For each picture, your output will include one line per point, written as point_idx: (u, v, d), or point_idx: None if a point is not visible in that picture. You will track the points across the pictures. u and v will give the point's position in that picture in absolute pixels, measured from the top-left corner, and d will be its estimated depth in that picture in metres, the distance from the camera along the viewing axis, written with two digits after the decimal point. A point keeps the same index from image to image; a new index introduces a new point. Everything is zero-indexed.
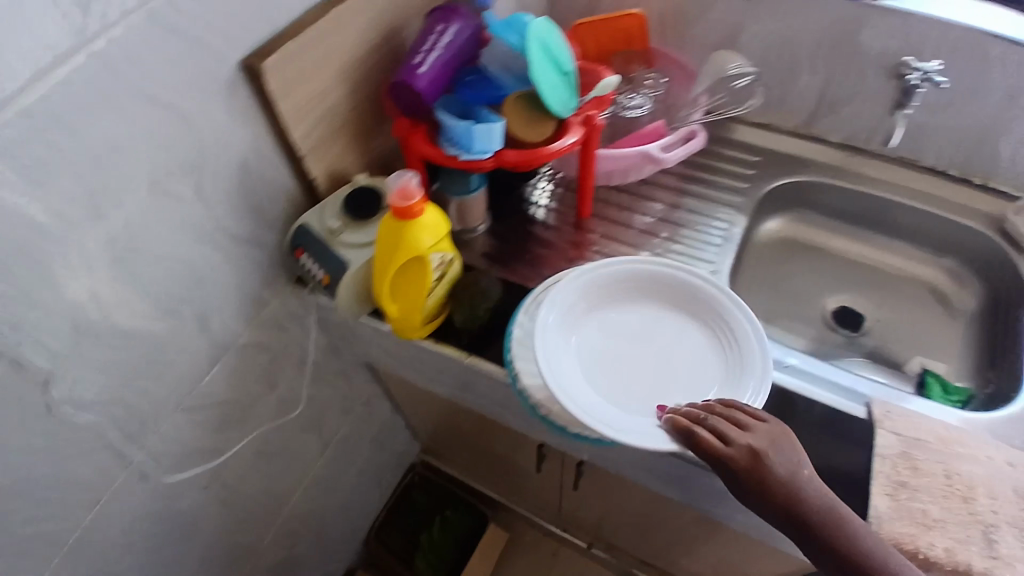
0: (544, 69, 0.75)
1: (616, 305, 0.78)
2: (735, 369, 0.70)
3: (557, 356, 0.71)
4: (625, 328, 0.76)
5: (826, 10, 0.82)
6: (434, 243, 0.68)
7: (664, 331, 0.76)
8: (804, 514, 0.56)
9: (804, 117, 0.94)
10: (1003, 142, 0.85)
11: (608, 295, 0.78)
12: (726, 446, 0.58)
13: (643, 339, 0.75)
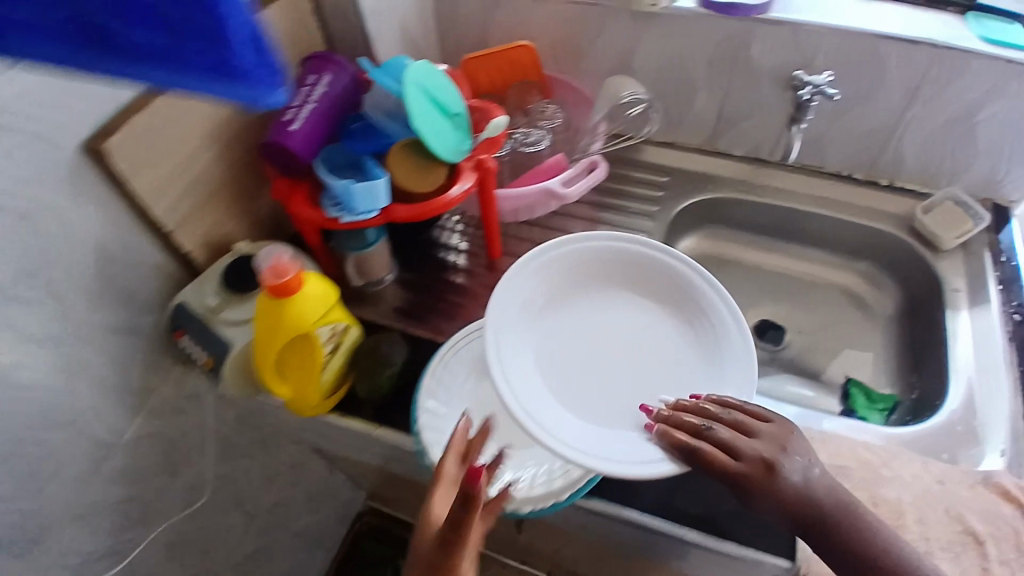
0: (426, 115, 0.71)
1: (579, 298, 0.73)
2: (713, 356, 0.67)
3: (518, 365, 0.64)
4: (591, 324, 0.71)
5: (715, 27, 0.80)
6: (323, 317, 0.63)
7: (632, 321, 0.71)
8: (820, 517, 0.56)
9: (708, 131, 0.93)
10: (903, 143, 0.85)
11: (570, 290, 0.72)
12: (736, 460, 0.56)
13: (613, 338, 0.70)
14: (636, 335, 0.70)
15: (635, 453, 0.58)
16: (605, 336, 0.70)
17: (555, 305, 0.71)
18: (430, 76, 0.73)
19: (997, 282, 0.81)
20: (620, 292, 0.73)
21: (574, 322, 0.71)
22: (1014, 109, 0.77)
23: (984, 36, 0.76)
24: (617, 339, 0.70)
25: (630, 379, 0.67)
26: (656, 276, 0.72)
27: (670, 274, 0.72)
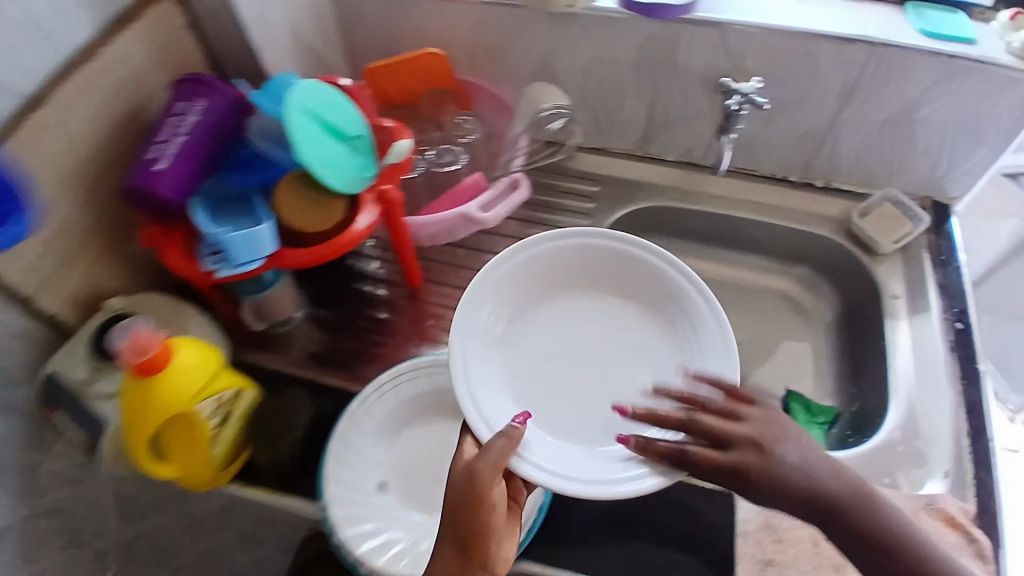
0: (316, 146, 0.63)
1: (544, 297, 0.66)
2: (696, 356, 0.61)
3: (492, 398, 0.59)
4: (560, 326, 0.65)
5: (637, 28, 0.74)
6: (200, 388, 0.58)
7: (603, 317, 0.65)
8: (833, 511, 0.52)
9: (638, 136, 0.87)
10: (839, 144, 0.81)
11: (533, 291, 0.65)
12: (724, 453, 0.52)
13: (587, 338, 0.64)
14: (612, 340, 0.64)
15: (631, 482, 0.53)
16: (579, 344, 0.64)
17: (520, 310, 0.65)
18: (321, 99, 0.65)
19: (937, 287, 0.77)
20: (591, 292, 0.66)
21: (544, 334, 0.65)
22: (951, 108, 0.74)
23: (922, 28, 0.71)
24: (593, 346, 0.64)
25: (610, 394, 0.61)
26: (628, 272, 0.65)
27: (641, 266, 0.65)
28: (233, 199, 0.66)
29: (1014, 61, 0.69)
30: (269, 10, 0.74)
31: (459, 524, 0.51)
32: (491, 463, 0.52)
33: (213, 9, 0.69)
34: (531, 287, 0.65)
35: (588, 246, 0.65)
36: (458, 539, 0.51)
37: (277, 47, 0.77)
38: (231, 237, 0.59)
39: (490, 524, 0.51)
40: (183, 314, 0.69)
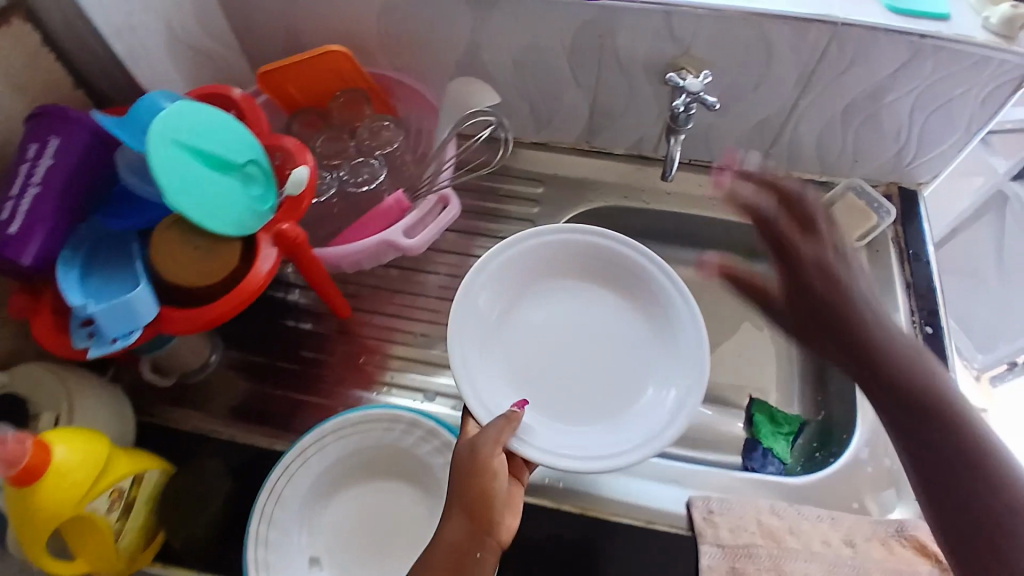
0: (193, 187, 0.54)
1: (521, 299, 0.68)
2: (664, 331, 0.66)
3: (491, 392, 0.62)
4: (541, 327, 0.67)
5: (569, 13, 0.64)
6: (89, 483, 0.52)
7: (576, 310, 0.68)
8: None
9: (581, 129, 0.78)
10: (799, 132, 0.73)
11: (509, 297, 0.67)
12: None
13: (567, 333, 0.67)
14: (599, 327, 0.67)
15: (655, 451, 0.58)
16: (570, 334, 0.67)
17: (501, 319, 0.67)
18: (199, 123, 0.55)
19: (904, 286, 0.73)
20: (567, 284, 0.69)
21: (534, 323, 0.68)
22: (920, 91, 0.66)
23: (888, 2, 0.63)
24: (584, 334, 0.67)
25: (600, 378, 0.65)
26: (607, 262, 0.68)
27: (599, 255, 0.68)
28: (112, 252, 0.58)
29: (993, 40, 0.61)
30: (130, 10, 0.61)
31: (463, 488, 0.51)
32: (491, 439, 0.53)
33: (56, 16, 0.57)
34: (507, 293, 0.67)
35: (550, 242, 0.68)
36: (459, 502, 0.51)
37: (149, 52, 0.65)
38: (101, 311, 0.52)
39: (493, 487, 0.51)
40: (65, 382, 0.60)
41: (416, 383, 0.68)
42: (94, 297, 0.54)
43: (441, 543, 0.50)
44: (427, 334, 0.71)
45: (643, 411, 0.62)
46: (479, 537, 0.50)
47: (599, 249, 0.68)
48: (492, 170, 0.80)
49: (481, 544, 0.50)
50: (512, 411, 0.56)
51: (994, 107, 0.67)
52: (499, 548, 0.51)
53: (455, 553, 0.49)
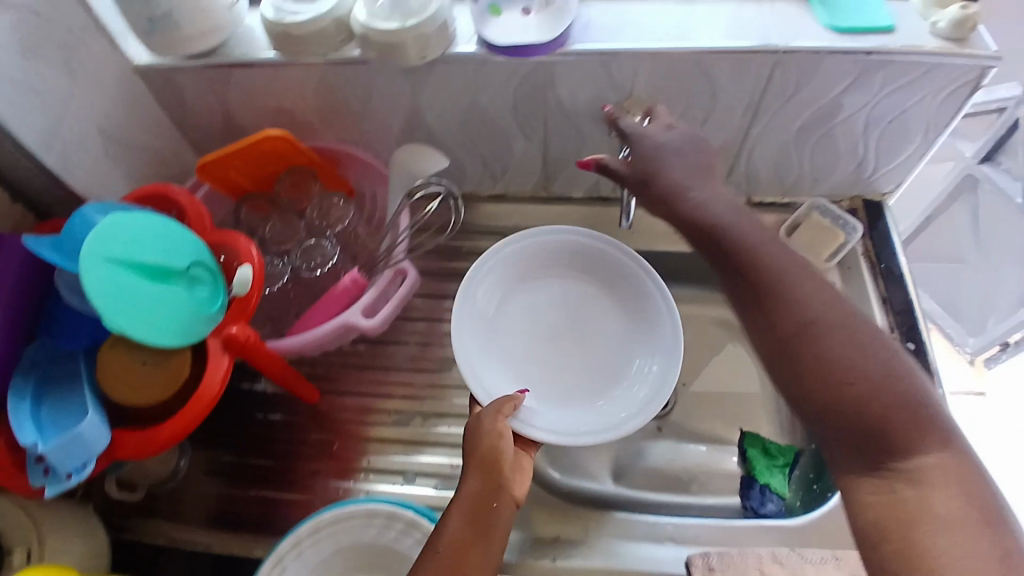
0: (132, 303, 0.51)
1: (503, 310, 0.68)
2: (628, 295, 0.68)
3: (490, 381, 0.64)
4: (528, 332, 0.68)
5: (508, 71, 0.62)
6: None
7: (552, 305, 0.69)
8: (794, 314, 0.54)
9: (538, 177, 0.77)
10: (755, 158, 0.72)
11: (492, 311, 0.68)
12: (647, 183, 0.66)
13: (551, 328, 0.68)
14: (581, 309, 0.69)
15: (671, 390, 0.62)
16: (563, 322, 0.69)
17: (493, 333, 0.67)
18: (132, 233, 0.53)
19: (880, 302, 0.73)
20: (536, 285, 0.70)
21: (519, 329, 0.68)
22: (873, 107, 0.65)
23: (830, 22, 0.61)
24: (570, 319, 0.69)
25: (595, 358, 0.67)
26: (592, 253, 0.69)
27: (556, 251, 0.70)
28: (62, 376, 0.56)
29: (944, 45, 0.60)
30: (55, 121, 0.59)
31: (475, 448, 0.54)
32: (490, 412, 0.57)
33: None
34: (490, 308, 0.68)
35: (512, 249, 0.69)
36: (473, 461, 0.54)
37: (81, 158, 0.63)
38: (53, 449, 0.49)
39: (500, 447, 0.54)
40: (32, 521, 0.57)
41: (395, 466, 0.66)
42: (46, 430, 0.52)
43: (458, 502, 0.52)
44: (402, 411, 0.69)
45: (641, 365, 0.65)
46: (493, 491, 0.53)
47: (555, 243, 0.70)
48: (452, 234, 0.78)
49: (495, 497, 0.53)
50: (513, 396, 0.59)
51: (949, 114, 0.65)
52: (515, 505, 0.53)
53: (472, 507, 0.52)
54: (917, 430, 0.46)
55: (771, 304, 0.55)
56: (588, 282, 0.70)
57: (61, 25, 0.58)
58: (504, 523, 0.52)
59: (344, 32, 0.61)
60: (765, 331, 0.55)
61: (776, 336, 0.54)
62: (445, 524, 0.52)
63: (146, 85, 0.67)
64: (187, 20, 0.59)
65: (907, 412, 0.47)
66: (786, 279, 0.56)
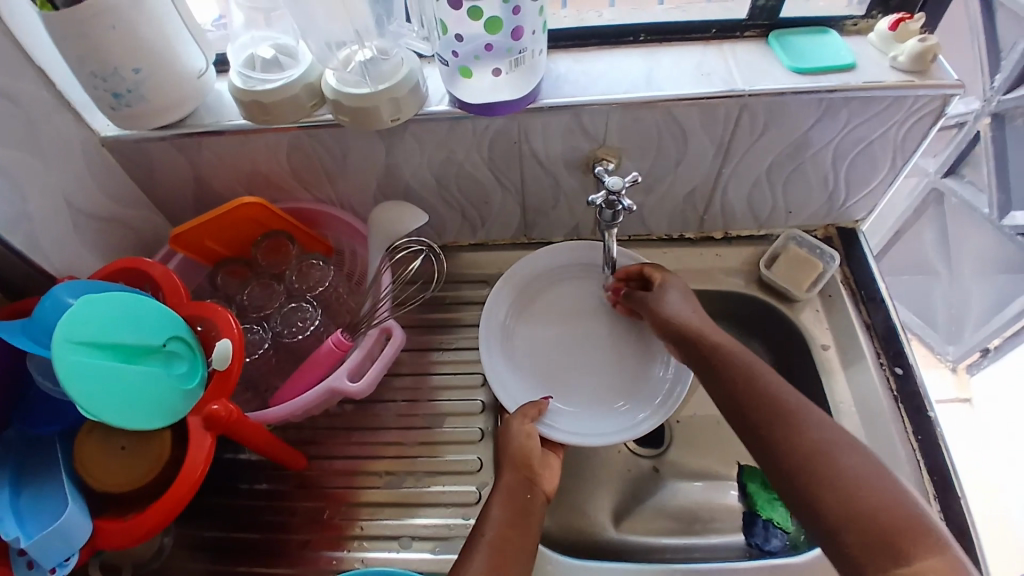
0: (112, 392, 0.50)
1: (521, 329, 0.72)
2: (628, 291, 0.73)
3: (516, 390, 0.68)
4: (548, 344, 0.71)
5: (481, 126, 0.63)
6: None
7: (563, 314, 0.73)
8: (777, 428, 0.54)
9: (516, 225, 0.77)
10: (728, 196, 0.73)
11: (511, 333, 0.72)
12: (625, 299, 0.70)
13: (568, 334, 0.72)
14: (588, 309, 0.73)
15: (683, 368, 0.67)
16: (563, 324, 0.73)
17: (517, 352, 0.71)
18: (101, 318, 0.50)
19: (864, 328, 0.73)
20: (545, 301, 0.74)
21: (541, 342, 0.72)
22: (840, 141, 0.66)
23: (792, 63, 0.62)
24: (583, 320, 0.73)
25: (613, 352, 0.71)
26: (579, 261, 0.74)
27: (555, 267, 0.74)
28: (37, 462, 0.53)
29: (905, 78, 0.61)
30: (23, 200, 0.58)
31: (509, 449, 0.61)
32: (521, 429, 0.62)
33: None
34: (507, 331, 0.71)
35: (514, 276, 0.73)
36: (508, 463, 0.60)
37: (49, 235, 0.61)
38: (34, 543, 0.47)
39: (530, 446, 0.61)
40: None
41: (389, 531, 0.65)
42: (27, 521, 0.49)
43: (497, 496, 0.57)
44: (393, 471, 0.68)
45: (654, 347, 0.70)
46: (528, 485, 0.58)
47: (551, 259, 0.74)
48: (443, 281, 0.78)
49: (529, 489, 0.58)
50: (535, 407, 0.64)
51: (914, 143, 0.67)
52: (546, 498, 0.59)
53: (513, 497, 0.57)
54: (921, 535, 0.46)
55: (773, 420, 0.54)
56: (579, 284, 0.74)
57: (25, 105, 0.57)
58: (540, 512, 0.58)
59: (315, 98, 0.61)
60: (771, 450, 0.53)
61: (784, 454, 0.52)
62: (488, 513, 0.56)
63: (116, 156, 0.67)
64: (155, 94, 0.59)
65: (911, 525, 0.47)
66: (769, 374, 0.57)
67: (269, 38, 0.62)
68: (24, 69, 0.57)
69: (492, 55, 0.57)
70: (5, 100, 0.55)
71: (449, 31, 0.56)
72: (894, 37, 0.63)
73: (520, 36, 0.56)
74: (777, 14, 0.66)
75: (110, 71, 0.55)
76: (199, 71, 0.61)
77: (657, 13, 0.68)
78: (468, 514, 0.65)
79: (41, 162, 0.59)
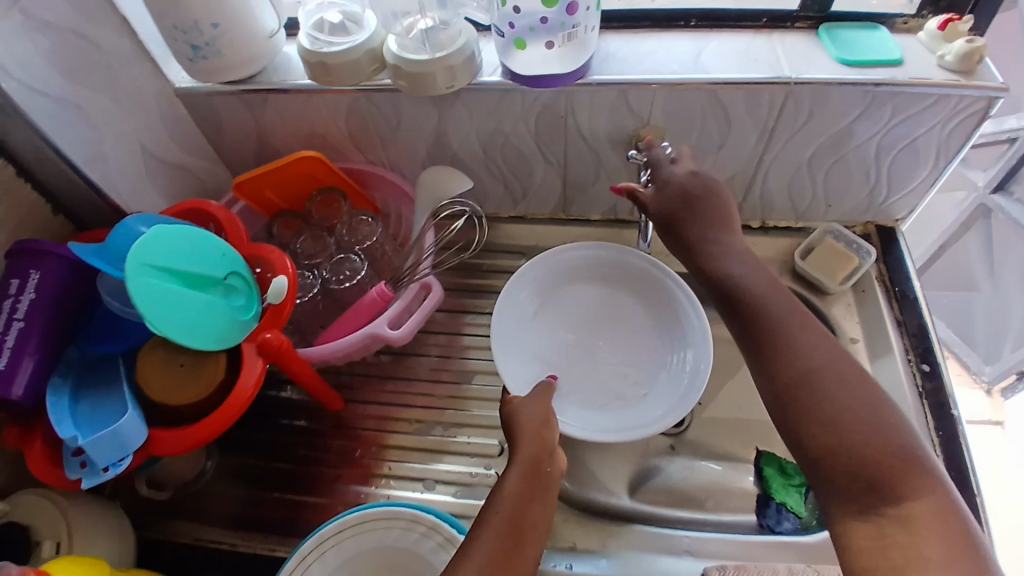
0: (172, 314, 0.54)
1: (543, 332, 0.74)
2: (638, 286, 0.75)
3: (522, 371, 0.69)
4: (573, 343, 0.73)
5: (530, 99, 0.66)
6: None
7: (582, 312, 0.75)
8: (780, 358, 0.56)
9: (556, 200, 0.80)
10: (766, 185, 0.75)
11: (536, 338, 0.73)
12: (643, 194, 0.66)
13: (592, 330, 0.74)
14: (602, 304, 0.75)
15: (698, 361, 0.68)
16: (540, 347, 0.73)
17: (544, 355, 0.72)
18: (169, 246, 0.55)
19: (895, 324, 0.74)
20: (564, 301, 0.75)
21: (563, 340, 0.73)
22: (882, 136, 0.67)
23: (839, 55, 0.64)
24: (599, 314, 0.75)
25: (626, 346, 0.73)
26: (533, 275, 0.75)
27: (565, 269, 0.76)
28: (100, 377, 0.58)
29: (950, 77, 0.62)
30: (101, 137, 0.63)
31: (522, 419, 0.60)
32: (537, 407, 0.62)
33: (24, 151, 0.57)
34: (532, 337, 0.73)
35: (525, 277, 0.74)
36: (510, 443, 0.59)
37: (122, 173, 0.66)
38: (90, 440, 0.51)
39: (545, 419, 0.61)
40: (63, 513, 0.57)
41: (415, 473, 0.69)
42: (83, 425, 0.53)
43: (514, 467, 0.56)
44: (423, 420, 0.72)
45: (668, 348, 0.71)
46: (547, 458, 0.58)
47: (559, 264, 0.76)
48: (478, 248, 0.82)
49: (549, 462, 0.58)
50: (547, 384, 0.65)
51: (957, 143, 0.67)
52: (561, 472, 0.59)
53: (531, 467, 0.56)
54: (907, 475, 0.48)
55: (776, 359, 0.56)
56: (586, 281, 0.76)
57: (109, 50, 0.62)
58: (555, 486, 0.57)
59: (377, 62, 0.65)
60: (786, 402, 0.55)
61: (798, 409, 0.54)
62: (503, 481, 0.55)
63: (187, 107, 0.72)
64: (230, 49, 0.63)
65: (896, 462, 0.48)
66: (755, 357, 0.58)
67: (337, 5, 0.65)
68: (111, 17, 0.62)
69: (546, 28, 0.60)
70: (91, 45, 0.60)
71: (506, 3, 0.60)
72: (942, 36, 0.64)
73: (574, 11, 0.59)
74: (827, 7, 0.68)
75: (191, 25, 0.60)
76: (271, 32, 0.66)
77: (709, 1, 0.70)
78: (490, 464, 0.68)
79: (119, 105, 0.64)
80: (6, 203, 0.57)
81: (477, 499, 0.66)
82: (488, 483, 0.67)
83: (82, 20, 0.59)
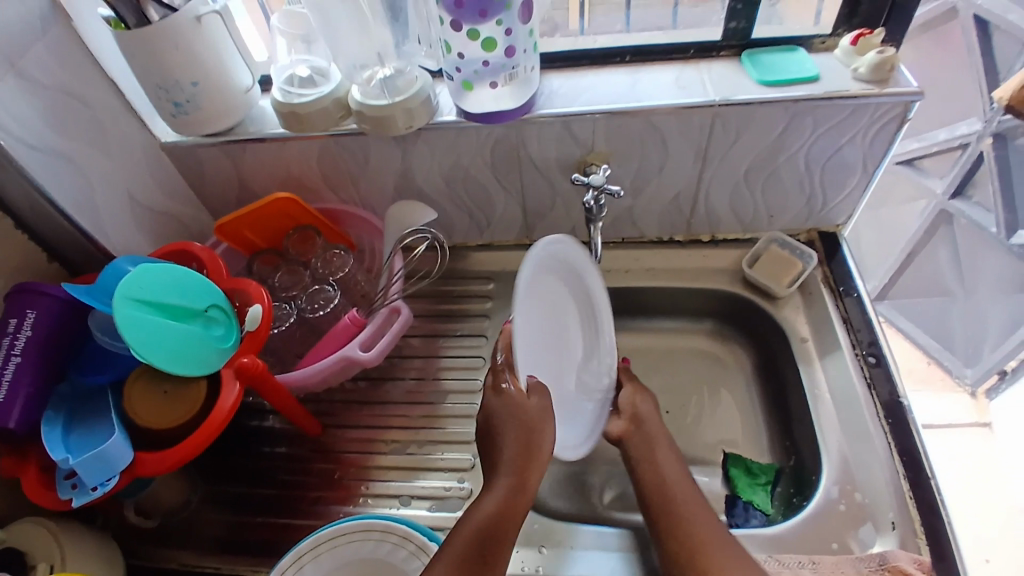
0: (157, 342, 0.59)
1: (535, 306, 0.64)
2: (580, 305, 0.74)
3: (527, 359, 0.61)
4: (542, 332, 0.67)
5: (484, 134, 0.72)
6: None
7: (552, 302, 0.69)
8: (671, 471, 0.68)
9: (518, 227, 0.85)
10: (711, 201, 0.80)
11: (532, 313, 0.63)
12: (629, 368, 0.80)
13: (551, 326, 0.69)
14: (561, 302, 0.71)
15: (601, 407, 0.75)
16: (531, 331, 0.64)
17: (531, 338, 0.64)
18: (152, 281, 0.60)
19: (841, 321, 0.79)
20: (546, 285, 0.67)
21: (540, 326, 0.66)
22: (811, 146, 0.73)
23: (760, 77, 0.70)
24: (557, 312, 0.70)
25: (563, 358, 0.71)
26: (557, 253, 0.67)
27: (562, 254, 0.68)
28: (90, 409, 0.62)
29: (865, 87, 0.68)
30: (91, 188, 0.69)
31: (517, 435, 0.62)
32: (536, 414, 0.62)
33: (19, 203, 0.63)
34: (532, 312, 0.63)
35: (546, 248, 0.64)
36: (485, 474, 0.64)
37: (111, 220, 0.72)
38: (80, 462, 0.55)
39: (540, 436, 0.62)
40: (54, 537, 0.60)
41: (392, 490, 0.72)
42: (74, 449, 0.57)
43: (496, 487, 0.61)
44: (399, 440, 0.75)
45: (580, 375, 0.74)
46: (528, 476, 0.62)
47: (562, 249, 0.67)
48: (438, 275, 0.87)
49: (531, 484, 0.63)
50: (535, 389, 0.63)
51: (881, 149, 0.73)
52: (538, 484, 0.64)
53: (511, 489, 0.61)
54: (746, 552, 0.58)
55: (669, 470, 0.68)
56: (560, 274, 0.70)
57: (97, 109, 0.69)
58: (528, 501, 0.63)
59: (343, 109, 0.72)
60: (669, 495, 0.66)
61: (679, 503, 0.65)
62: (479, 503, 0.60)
63: (170, 158, 0.78)
64: (208, 104, 0.70)
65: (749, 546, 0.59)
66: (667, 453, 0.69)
67: (306, 60, 0.72)
68: (98, 80, 0.69)
69: (489, 71, 0.67)
70: (81, 106, 0.67)
71: (452, 50, 0.66)
72: (855, 50, 0.70)
73: (512, 54, 0.66)
74: (748, 35, 0.74)
75: (172, 84, 0.67)
76: (246, 87, 0.73)
77: (642, 37, 0.77)
78: (463, 478, 0.71)
79: (108, 159, 0.71)
80: (2, 250, 0.62)
81: (451, 511, 0.69)
82: (461, 496, 0.70)
83: (73, 85, 0.66)
